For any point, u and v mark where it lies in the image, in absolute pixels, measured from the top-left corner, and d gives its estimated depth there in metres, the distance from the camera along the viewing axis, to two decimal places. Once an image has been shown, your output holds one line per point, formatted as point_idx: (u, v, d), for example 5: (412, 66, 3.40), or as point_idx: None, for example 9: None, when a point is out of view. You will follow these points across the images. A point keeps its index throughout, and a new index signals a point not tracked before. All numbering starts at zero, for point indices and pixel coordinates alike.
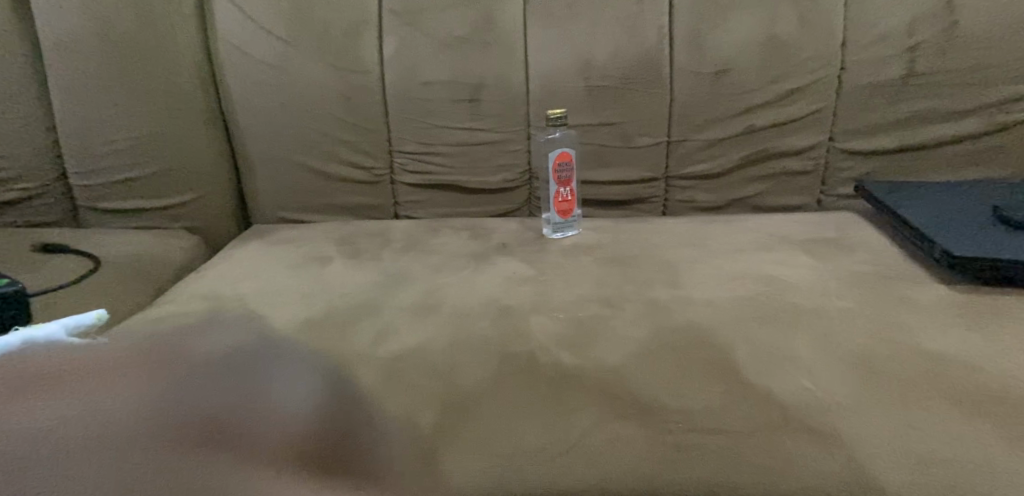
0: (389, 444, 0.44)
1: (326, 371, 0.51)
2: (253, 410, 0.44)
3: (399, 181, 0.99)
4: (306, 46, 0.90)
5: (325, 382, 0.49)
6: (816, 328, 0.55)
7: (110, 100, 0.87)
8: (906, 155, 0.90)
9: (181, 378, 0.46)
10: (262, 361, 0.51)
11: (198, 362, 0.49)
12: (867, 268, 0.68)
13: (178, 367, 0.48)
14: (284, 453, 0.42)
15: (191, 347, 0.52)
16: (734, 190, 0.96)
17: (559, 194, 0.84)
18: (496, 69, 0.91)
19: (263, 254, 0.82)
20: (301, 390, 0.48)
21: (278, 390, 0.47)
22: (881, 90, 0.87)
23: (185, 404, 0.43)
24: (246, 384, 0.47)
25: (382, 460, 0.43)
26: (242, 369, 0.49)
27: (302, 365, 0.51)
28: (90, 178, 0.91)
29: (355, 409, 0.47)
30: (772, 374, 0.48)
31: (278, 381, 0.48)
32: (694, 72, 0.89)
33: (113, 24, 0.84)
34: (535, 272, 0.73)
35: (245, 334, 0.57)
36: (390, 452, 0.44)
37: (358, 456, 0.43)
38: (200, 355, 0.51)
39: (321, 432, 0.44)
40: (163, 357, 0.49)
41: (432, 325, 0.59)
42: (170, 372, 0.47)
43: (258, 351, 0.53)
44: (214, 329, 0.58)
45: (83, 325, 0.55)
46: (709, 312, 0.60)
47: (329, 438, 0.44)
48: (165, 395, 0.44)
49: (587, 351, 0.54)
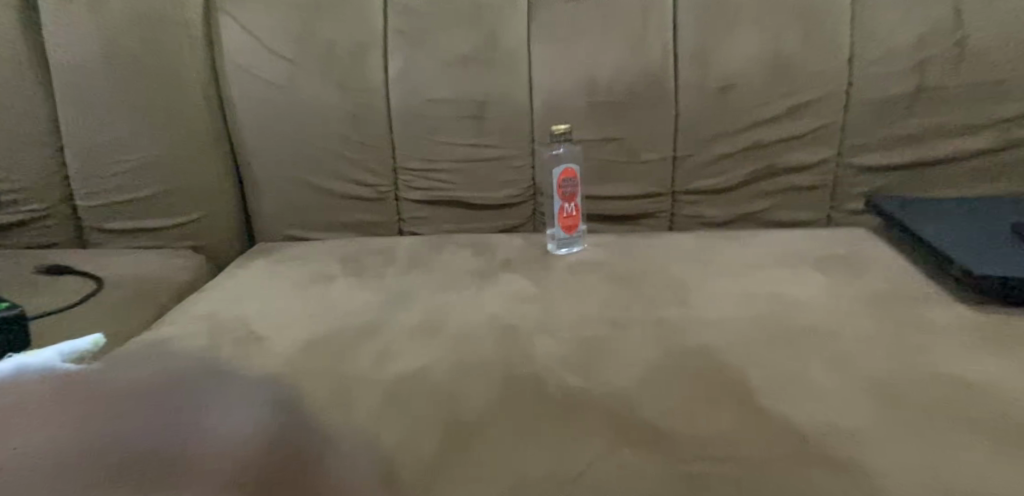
0: (342, 457, 0.43)
1: (292, 392, 0.50)
2: (190, 438, 0.45)
3: (403, 198, 0.98)
4: (311, 66, 0.91)
5: (275, 402, 0.49)
6: (830, 352, 0.53)
7: (116, 123, 0.88)
8: (918, 170, 0.89)
9: (130, 411, 0.48)
10: (215, 386, 0.52)
11: (150, 392, 0.51)
12: (881, 287, 0.67)
13: (129, 400, 0.49)
14: (216, 472, 0.42)
15: (150, 375, 0.54)
16: (741, 205, 0.94)
17: (564, 209, 0.84)
18: (501, 86, 0.91)
19: (266, 273, 0.82)
20: (240, 419, 0.47)
21: (221, 415, 0.47)
22: (890, 105, 0.86)
23: (123, 439, 0.45)
24: (190, 411, 0.48)
25: (338, 472, 0.42)
26: (192, 395, 0.50)
27: (257, 387, 0.51)
28: (96, 198, 0.91)
29: (318, 427, 0.46)
30: (785, 402, 0.47)
31: (229, 407, 0.49)
32: (699, 88, 0.88)
33: (121, 47, 0.86)
34: (540, 290, 0.72)
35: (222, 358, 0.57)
36: (366, 473, 0.41)
37: (300, 468, 0.42)
38: (155, 383, 0.52)
39: (261, 449, 0.44)
40: (120, 390, 0.51)
41: (436, 346, 0.58)
42: (120, 406, 0.48)
43: (215, 374, 0.54)
44: (182, 352, 0.59)
45: (76, 351, 0.56)
46: (719, 333, 0.59)
47: (270, 455, 0.43)
48: (103, 426, 0.46)
49: (594, 374, 0.52)
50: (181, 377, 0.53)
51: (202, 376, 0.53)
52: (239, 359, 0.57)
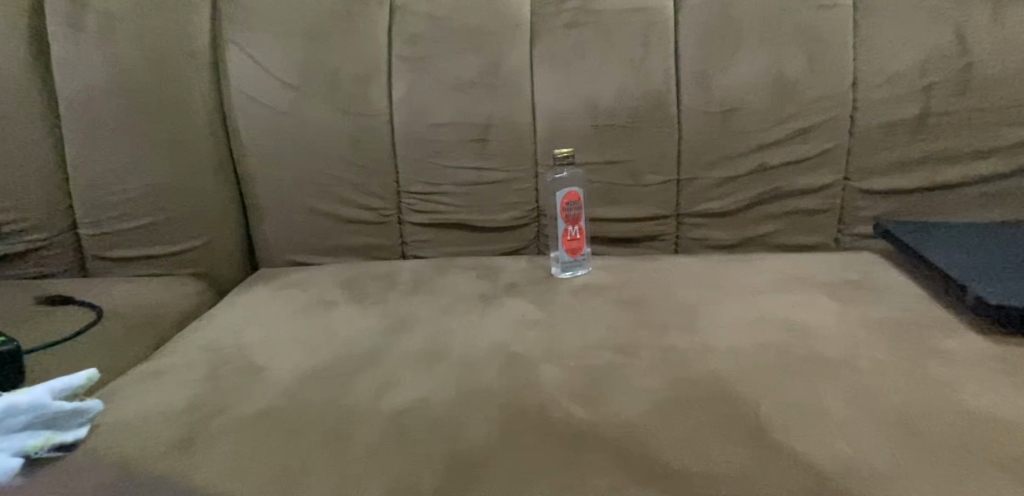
0: None
1: (289, 425, 0.49)
2: None
3: (406, 222, 0.98)
4: (316, 92, 0.91)
5: None
6: (843, 383, 0.52)
7: (120, 150, 0.88)
8: (926, 193, 0.88)
9: None
10: None
11: None
12: (894, 314, 0.65)
13: None
14: None
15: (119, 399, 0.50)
16: (747, 228, 0.94)
17: (568, 231, 0.83)
18: (504, 111, 0.91)
19: (269, 300, 0.81)
20: None
21: None
22: (897, 127, 0.85)
23: None
24: None
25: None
26: None
27: (252, 420, 0.50)
28: (99, 226, 0.91)
29: (317, 461, 0.45)
30: (798, 437, 0.45)
31: None
32: (703, 111, 0.88)
33: (127, 75, 0.86)
34: (544, 316, 0.71)
35: (220, 390, 0.56)
36: None
37: None
38: None
39: None
40: None
41: (439, 376, 0.57)
42: None
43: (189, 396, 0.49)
44: (176, 384, 0.58)
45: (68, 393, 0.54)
46: (728, 362, 0.57)
47: None
48: None
49: (601, 406, 0.51)
50: (175, 414, 0.52)
51: (199, 412, 0.52)
52: (231, 393, 0.55)
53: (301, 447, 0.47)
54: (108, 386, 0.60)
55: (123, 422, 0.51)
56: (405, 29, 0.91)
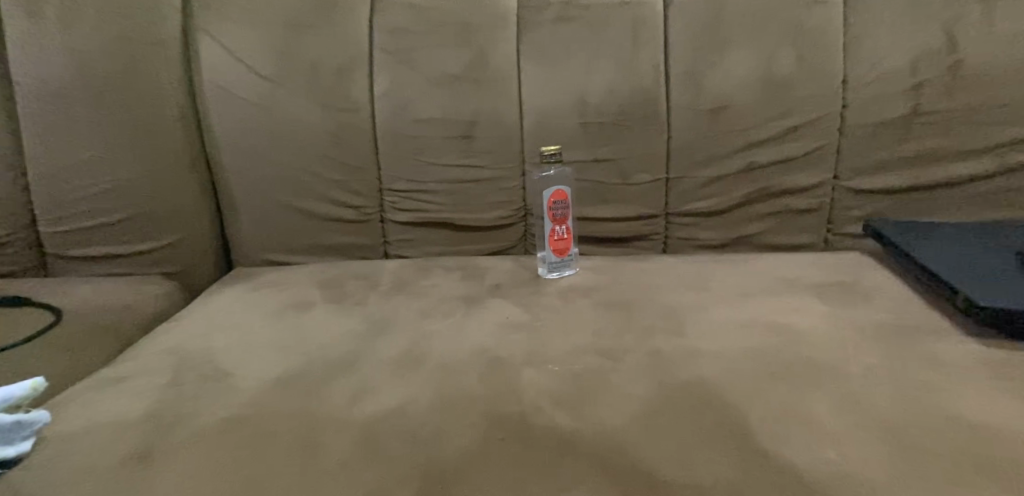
0: None
1: (255, 437, 0.46)
2: None
3: (389, 220, 0.95)
4: (294, 86, 0.88)
5: None
6: (836, 389, 0.50)
7: (85, 144, 0.84)
8: (916, 193, 0.87)
9: None
10: None
11: None
12: (885, 317, 0.64)
13: None
14: None
15: None
16: (737, 228, 0.92)
17: (555, 232, 0.81)
18: (489, 107, 0.89)
19: (243, 301, 0.78)
20: None
21: None
22: (887, 127, 0.84)
23: None
24: None
25: None
26: None
27: (214, 432, 0.47)
28: (63, 224, 0.87)
29: (281, 474, 0.42)
30: (789, 445, 0.43)
31: None
32: (692, 109, 0.86)
33: (93, 65, 0.82)
34: (529, 318, 0.69)
35: (182, 397, 0.53)
36: None
37: None
38: None
39: None
40: None
41: (417, 382, 0.54)
42: None
43: None
44: (135, 392, 0.54)
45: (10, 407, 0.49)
46: (717, 367, 0.55)
47: None
48: None
49: (585, 412, 0.49)
50: (133, 424, 0.49)
51: (159, 422, 0.49)
52: (195, 400, 0.52)
53: (267, 459, 0.44)
54: (60, 395, 0.56)
55: (76, 434, 0.48)
56: (387, 21, 0.88)
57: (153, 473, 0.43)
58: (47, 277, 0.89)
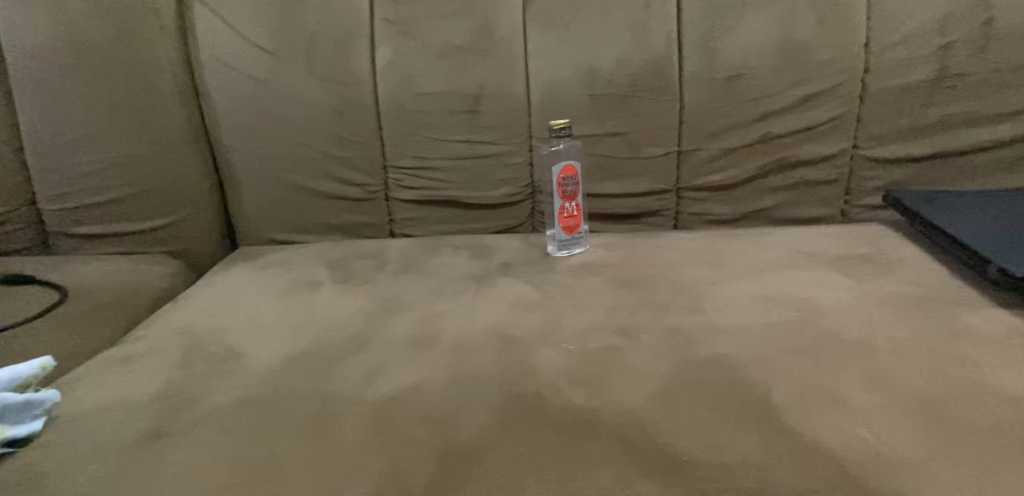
0: None
1: (265, 417, 0.45)
2: None
3: (395, 198, 0.93)
4: (295, 59, 0.85)
5: None
6: (862, 363, 0.49)
7: (82, 121, 0.82)
8: (938, 162, 0.84)
9: None
10: None
11: None
12: (910, 290, 0.62)
13: None
14: None
15: None
16: (751, 202, 0.90)
17: (565, 208, 0.79)
18: (497, 79, 0.86)
19: (249, 281, 0.77)
20: None
21: None
22: (909, 93, 0.81)
23: None
24: None
25: None
26: None
27: (223, 413, 0.46)
28: (63, 202, 0.85)
29: (296, 454, 0.41)
30: (816, 423, 0.42)
31: None
32: (707, 78, 0.83)
33: (86, 38, 0.80)
34: (540, 296, 0.67)
35: (189, 378, 0.51)
36: None
37: None
38: None
39: None
40: None
41: (429, 361, 0.53)
42: None
43: None
44: (142, 372, 0.53)
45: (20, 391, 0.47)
46: (737, 343, 0.54)
47: None
48: None
49: (603, 392, 0.48)
50: (141, 404, 0.48)
51: (169, 402, 0.48)
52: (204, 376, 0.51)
53: (281, 440, 0.42)
54: (67, 376, 0.55)
55: (82, 414, 0.47)
56: None
57: (167, 454, 0.42)
58: (49, 255, 0.88)
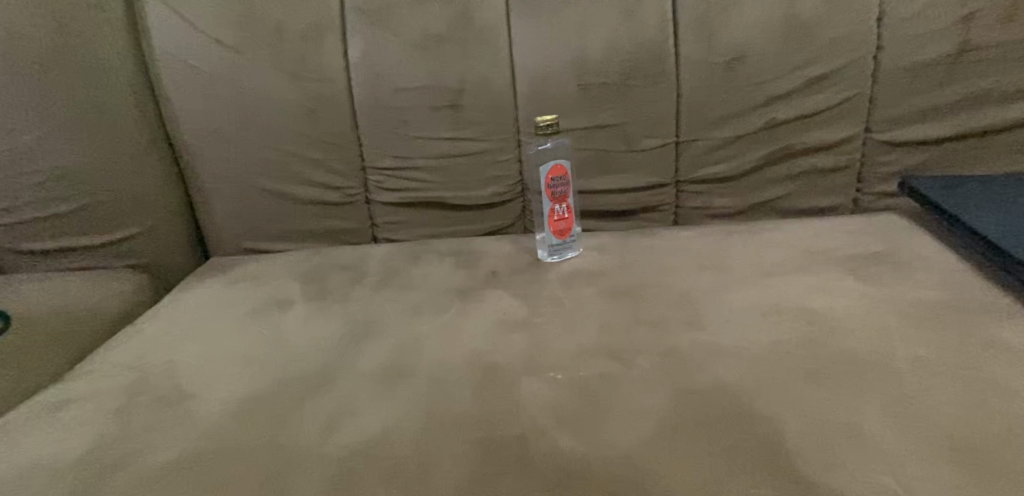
0: None
1: (206, 479, 0.41)
2: None
3: (375, 201, 0.87)
4: (258, 56, 0.79)
5: None
6: (886, 392, 0.43)
7: (22, 130, 0.74)
8: (958, 144, 0.78)
9: None
10: None
11: None
12: (934, 296, 0.56)
13: None
14: None
15: None
16: (755, 193, 0.83)
17: (555, 211, 0.73)
18: (477, 69, 0.79)
19: (215, 300, 0.71)
20: None
21: None
22: (928, 70, 0.74)
23: None
24: None
25: None
26: None
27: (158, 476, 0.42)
28: (8, 215, 0.78)
29: None
30: (833, 469, 0.37)
31: None
32: (706, 62, 0.76)
33: (18, 34, 0.71)
34: (527, 314, 0.61)
35: (130, 431, 0.48)
36: None
37: None
38: None
39: None
40: None
41: (401, 402, 0.48)
42: None
43: None
44: (81, 423, 0.49)
45: None
46: (743, 368, 0.48)
47: None
48: None
49: (593, 434, 0.42)
50: (72, 465, 0.44)
51: (101, 464, 0.44)
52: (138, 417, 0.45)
53: None
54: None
55: (6, 480, 0.43)
56: None
57: None
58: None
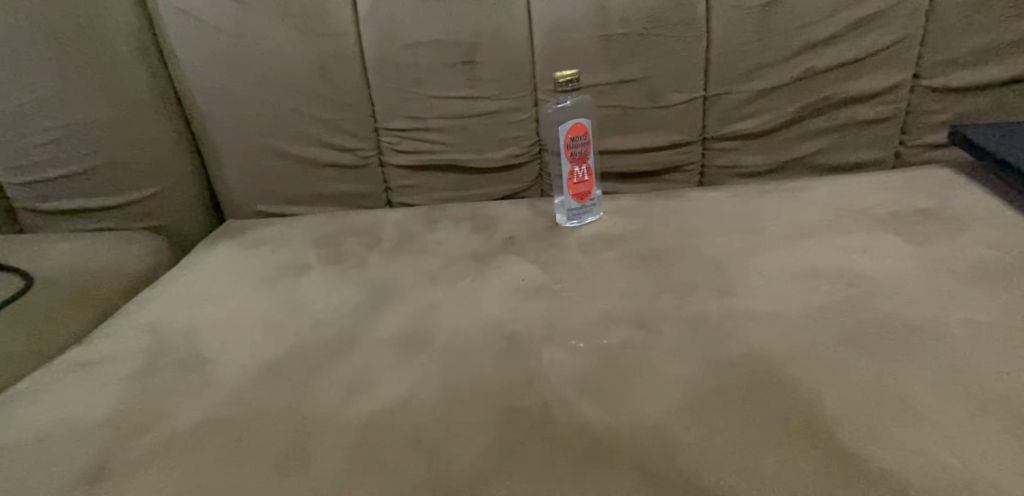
0: None
1: (228, 443, 0.41)
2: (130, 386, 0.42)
3: (389, 163, 0.85)
4: (264, 11, 0.75)
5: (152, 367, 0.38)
6: (935, 358, 0.41)
7: (28, 87, 0.73)
8: (1014, 89, 0.72)
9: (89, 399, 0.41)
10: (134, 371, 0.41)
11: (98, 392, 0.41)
12: (986, 255, 0.52)
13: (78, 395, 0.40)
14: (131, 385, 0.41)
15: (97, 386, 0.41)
16: (788, 150, 0.79)
17: (575, 173, 0.70)
18: (494, 21, 0.75)
19: (232, 264, 0.71)
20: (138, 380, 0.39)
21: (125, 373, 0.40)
22: (983, 9, 0.69)
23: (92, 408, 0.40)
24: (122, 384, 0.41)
25: None
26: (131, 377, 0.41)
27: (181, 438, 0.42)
28: (24, 174, 0.78)
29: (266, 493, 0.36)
30: (880, 439, 0.35)
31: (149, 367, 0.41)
32: (740, 6, 0.71)
33: None
34: (548, 279, 0.59)
35: (149, 395, 0.47)
36: None
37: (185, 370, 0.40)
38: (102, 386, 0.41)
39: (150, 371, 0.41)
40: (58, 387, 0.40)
41: (422, 368, 0.47)
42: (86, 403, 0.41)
43: None
44: (102, 385, 0.49)
45: None
46: (777, 334, 0.46)
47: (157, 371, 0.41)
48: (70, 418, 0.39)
49: (620, 403, 0.41)
50: (94, 427, 0.44)
51: (123, 427, 0.44)
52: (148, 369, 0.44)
53: (246, 475, 0.38)
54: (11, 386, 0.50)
55: (32, 439, 0.43)
56: None
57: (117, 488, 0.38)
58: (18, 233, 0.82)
